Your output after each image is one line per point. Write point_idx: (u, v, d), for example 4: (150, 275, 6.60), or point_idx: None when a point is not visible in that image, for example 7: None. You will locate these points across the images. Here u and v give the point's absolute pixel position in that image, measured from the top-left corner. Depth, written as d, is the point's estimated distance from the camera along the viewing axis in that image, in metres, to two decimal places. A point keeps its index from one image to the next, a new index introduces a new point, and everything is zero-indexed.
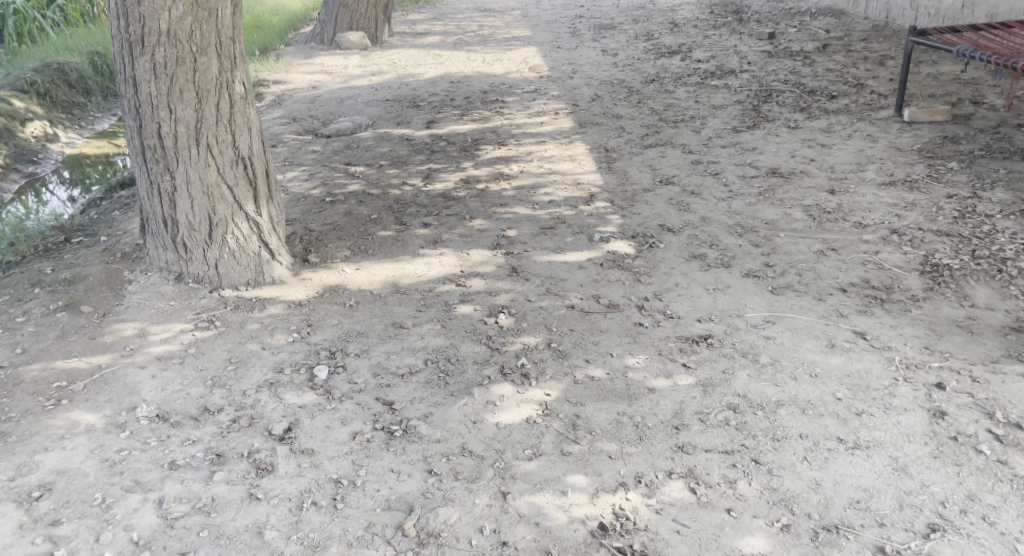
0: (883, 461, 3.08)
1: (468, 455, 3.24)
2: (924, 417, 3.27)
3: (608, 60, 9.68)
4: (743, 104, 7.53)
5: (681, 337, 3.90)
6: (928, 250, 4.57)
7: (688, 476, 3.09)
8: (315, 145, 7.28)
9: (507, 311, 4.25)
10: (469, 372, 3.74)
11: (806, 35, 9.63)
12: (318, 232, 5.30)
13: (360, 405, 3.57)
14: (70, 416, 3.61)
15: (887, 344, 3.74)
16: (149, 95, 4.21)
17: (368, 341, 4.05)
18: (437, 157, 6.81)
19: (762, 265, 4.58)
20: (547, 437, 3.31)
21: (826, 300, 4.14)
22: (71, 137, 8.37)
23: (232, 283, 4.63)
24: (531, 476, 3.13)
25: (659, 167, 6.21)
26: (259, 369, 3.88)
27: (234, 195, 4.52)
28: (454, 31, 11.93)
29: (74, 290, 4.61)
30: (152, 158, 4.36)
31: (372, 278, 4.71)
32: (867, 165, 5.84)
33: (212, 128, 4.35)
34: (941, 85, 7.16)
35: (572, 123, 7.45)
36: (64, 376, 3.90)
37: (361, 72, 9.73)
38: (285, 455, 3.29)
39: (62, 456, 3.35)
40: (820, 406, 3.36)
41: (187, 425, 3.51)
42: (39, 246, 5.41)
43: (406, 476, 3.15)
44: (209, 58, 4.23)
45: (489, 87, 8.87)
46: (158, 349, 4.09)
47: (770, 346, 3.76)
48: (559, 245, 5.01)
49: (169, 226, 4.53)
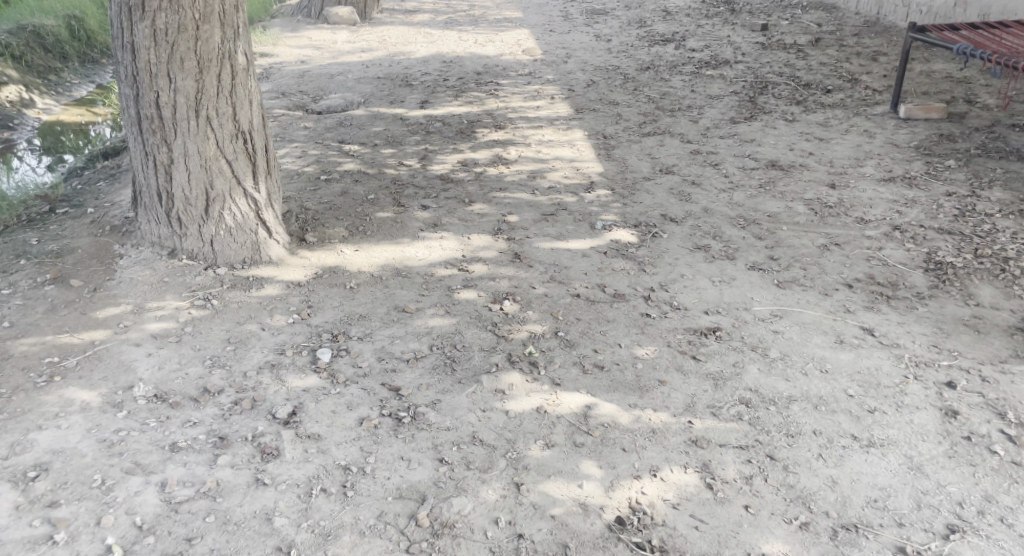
0: (898, 460, 3.08)
1: (479, 444, 3.19)
2: (936, 416, 3.28)
3: (601, 45, 9.60)
4: (740, 95, 7.51)
5: (690, 329, 3.87)
6: (930, 247, 4.57)
7: (703, 470, 3.07)
8: (307, 121, 7.14)
9: (511, 298, 4.20)
10: (476, 359, 3.69)
11: (798, 28, 9.62)
12: (315, 211, 5.20)
13: (365, 389, 3.51)
14: (64, 394, 3.50)
15: (895, 341, 3.74)
16: (148, 62, 4.09)
17: (371, 325, 3.98)
18: (433, 138, 6.71)
19: (766, 258, 4.56)
20: (558, 428, 3.27)
21: (832, 296, 4.14)
22: (48, 103, 8.14)
23: (227, 261, 4.52)
24: (544, 467, 3.09)
25: (658, 156, 6.17)
26: (259, 350, 3.80)
27: (232, 170, 4.40)
28: (444, 9, 11.77)
29: (63, 263, 4.49)
30: (148, 129, 4.24)
31: (373, 260, 4.63)
32: (866, 160, 5.84)
33: (213, 99, 4.23)
34: (935, 82, 7.18)
35: (569, 108, 7.38)
36: (56, 351, 3.79)
37: (351, 48, 9.57)
38: (291, 440, 3.22)
39: (58, 435, 3.25)
40: (832, 402, 3.36)
41: (186, 406, 3.42)
42: (22, 216, 5.27)
43: (417, 464, 3.10)
44: (212, 26, 4.11)
45: (483, 68, 8.76)
46: (154, 327, 3.98)
47: (779, 341, 3.75)
48: (561, 232, 4.95)
49: (163, 200, 4.41)
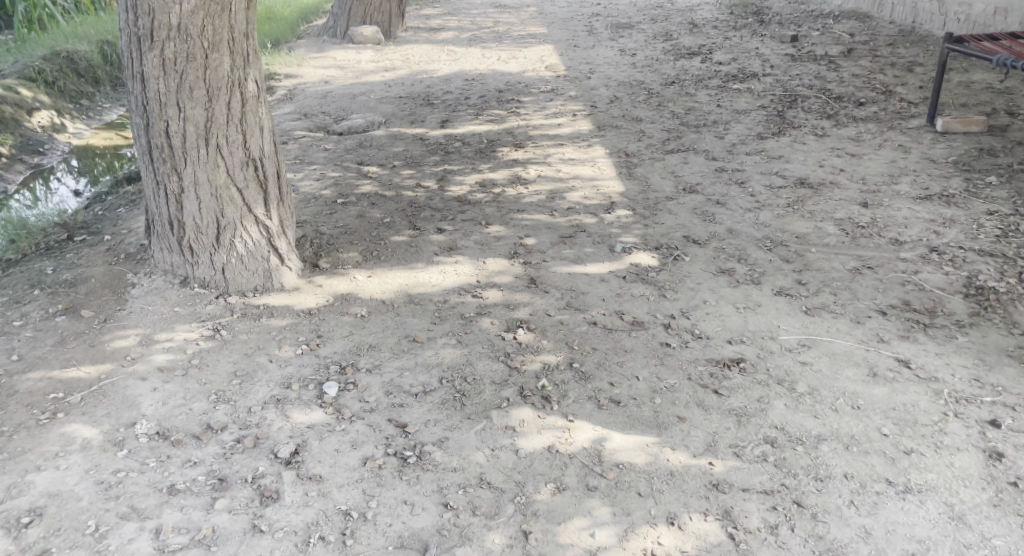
0: (938, 509, 2.87)
1: (486, 487, 3.04)
2: (979, 459, 3.06)
3: (626, 60, 9.45)
4: (768, 109, 7.30)
5: (712, 360, 3.69)
6: (971, 270, 4.33)
7: (725, 518, 2.88)
8: (327, 143, 7.08)
9: (526, 326, 4.05)
10: (487, 394, 3.54)
11: (829, 39, 9.37)
12: (330, 236, 5.10)
13: (371, 426, 3.37)
14: (66, 431, 3.39)
15: (933, 374, 3.52)
16: (157, 92, 3.97)
17: (380, 356, 3.85)
18: (452, 158, 6.60)
19: (794, 282, 4.35)
20: (570, 470, 3.10)
21: (864, 324, 3.92)
22: (78, 128, 8.18)
23: (240, 288, 4.42)
24: (553, 514, 2.93)
25: (682, 174, 5.99)
26: (265, 384, 3.66)
27: (243, 198, 4.30)
28: (469, 26, 11.69)
29: (75, 293, 4.39)
30: (159, 158, 4.14)
31: (386, 287, 4.50)
32: (900, 177, 5.60)
33: (223, 127, 4.12)
34: (974, 94, 6.91)
35: (591, 125, 7.22)
36: (62, 387, 3.66)
37: (374, 67, 9.52)
38: (292, 482, 3.09)
39: (55, 477, 3.14)
40: (864, 442, 3.15)
41: (188, 444, 3.30)
42: (40, 244, 5.22)
43: (420, 509, 2.95)
44: (221, 54, 3.99)
45: (505, 85, 8.65)
46: (161, 359, 3.85)
47: (807, 373, 3.55)
48: (579, 255, 4.79)
49: (175, 228, 4.32)
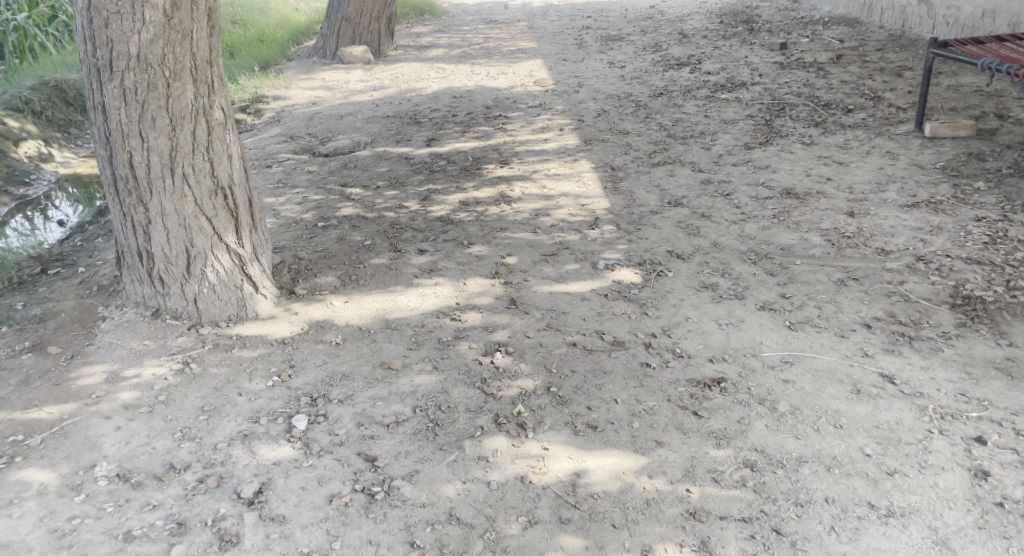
0: (921, 533, 2.77)
1: (455, 523, 2.95)
2: (964, 479, 2.96)
3: (614, 72, 9.39)
4: (756, 119, 7.21)
5: (692, 381, 3.59)
6: (958, 279, 4.22)
7: (701, 549, 2.79)
8: (311, 165, 7.00)
9: (504, 349, 3.95)
10: (461, 422, 3.44)
11: (819, 45, 9.31)
12: (308, 260, 5.00)
13: (339, 461, 3.27)
14: (22, 476, 3.29)
15: (918, 390, 3.41)
16: (119, 123, 3.87)
17: (353, 386, 3.74)
18: (436, 177, 6.52)
19: (778, 296, 4.25)
20: (543, 502, 3.01)
21: (849, 338, 3.82)
22: (66, 157, 8.10)
23: (212, 318, 4.32)
24: (524, 549, 2.84)
25: (668, 188, 5.89)
26: (233, 419, 3.55)
27: (213, 227, 4.21)
28: (459, 43, 11.65)
29: (44, 329, 4.29)
30: (124, 189, 4.03)
31: (362, 312, 4.39)
32: (888, 185, 5.50)
33: (188, 156, 4.02)
34: (963, 97, 6.82)
35: (577, 140, 7.14)
36: (22, 429, 3.57)
37: (363, 87, 9.46)
38: (253, 524, 3.00)
39: (7, 526, 3.04)
40: (847, 464, 3.06)
41: (149, 486, 3.20)
42: (14, 278, 5.13)
43: (385, 549, 2.86)
44: (183, 83, 3.89)
45: (493, 101, 8.59)
46: (127, 396, 3.75)
47: (789, 392, 3.44)
48: (561, 274, 4.70)
49: (144, 260, 4.21)
